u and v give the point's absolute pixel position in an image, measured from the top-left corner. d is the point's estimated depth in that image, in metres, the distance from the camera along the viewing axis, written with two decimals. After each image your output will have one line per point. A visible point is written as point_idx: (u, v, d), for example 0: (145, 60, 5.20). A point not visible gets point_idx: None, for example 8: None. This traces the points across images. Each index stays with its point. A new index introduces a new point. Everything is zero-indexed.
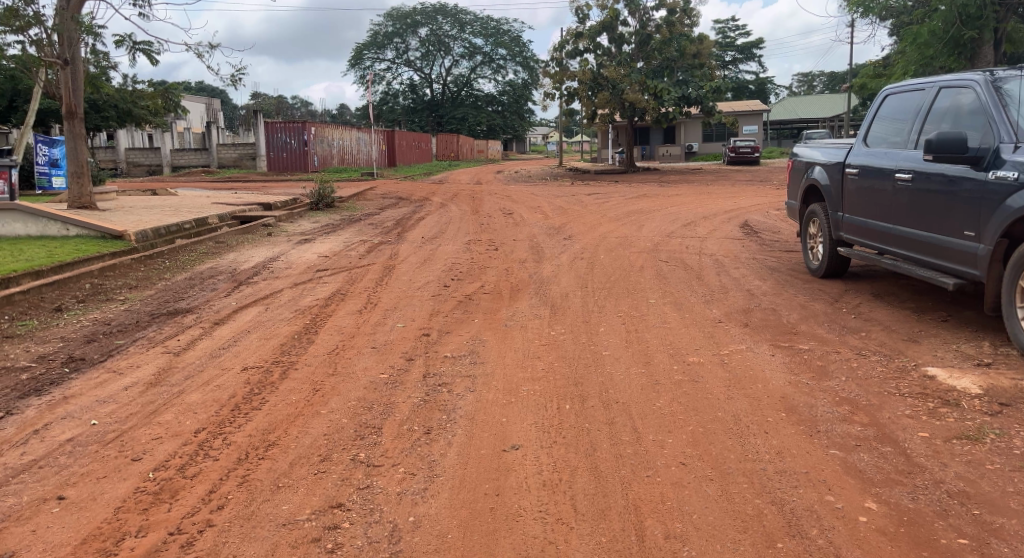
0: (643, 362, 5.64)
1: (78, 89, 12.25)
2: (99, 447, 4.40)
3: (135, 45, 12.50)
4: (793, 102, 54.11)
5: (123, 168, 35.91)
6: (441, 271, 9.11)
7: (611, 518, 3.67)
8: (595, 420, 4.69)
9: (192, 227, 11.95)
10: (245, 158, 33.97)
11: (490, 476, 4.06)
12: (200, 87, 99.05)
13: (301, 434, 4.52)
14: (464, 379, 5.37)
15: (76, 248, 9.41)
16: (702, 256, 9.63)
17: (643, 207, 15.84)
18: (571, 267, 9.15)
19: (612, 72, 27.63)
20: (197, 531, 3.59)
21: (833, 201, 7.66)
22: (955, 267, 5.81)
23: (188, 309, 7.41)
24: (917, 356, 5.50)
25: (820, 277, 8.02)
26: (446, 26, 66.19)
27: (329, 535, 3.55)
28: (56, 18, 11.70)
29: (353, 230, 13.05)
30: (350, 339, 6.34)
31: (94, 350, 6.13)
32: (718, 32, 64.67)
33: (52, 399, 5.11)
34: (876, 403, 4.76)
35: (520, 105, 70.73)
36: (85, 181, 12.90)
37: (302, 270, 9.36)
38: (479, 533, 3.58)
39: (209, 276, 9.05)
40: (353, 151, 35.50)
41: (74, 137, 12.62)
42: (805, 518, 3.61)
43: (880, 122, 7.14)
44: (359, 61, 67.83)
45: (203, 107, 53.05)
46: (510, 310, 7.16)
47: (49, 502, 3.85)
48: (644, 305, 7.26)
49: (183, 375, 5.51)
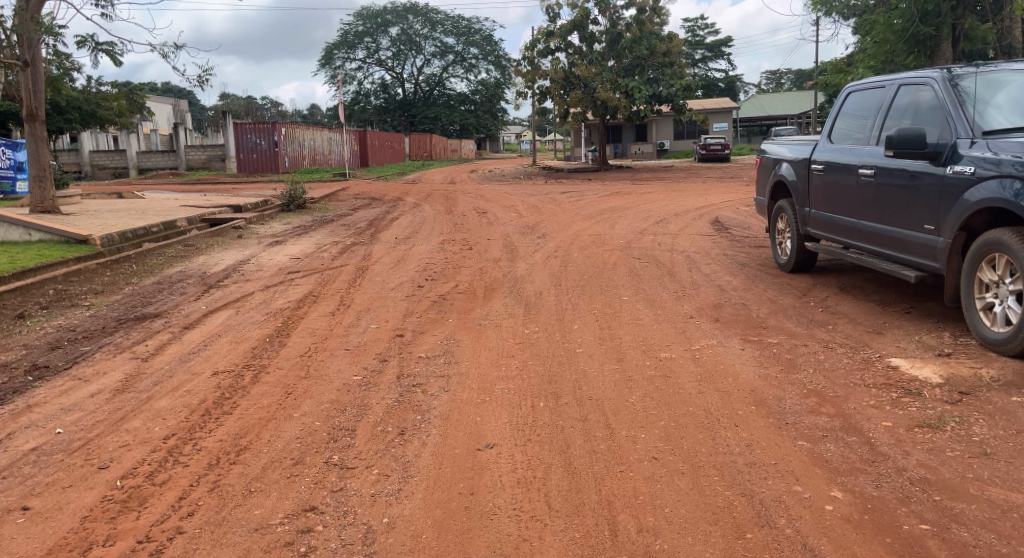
0: (615, 359, 5.68)
1: (39, 91, 12.04)
2: (64, 456, 4.33)
3: (97, 45, 12.26)
4: (762, 100, 54.72)
5: (88, 171, 35.09)
6: (415, 272, 9.06)
7: (584, 514, 3.70)
8: (568, 417, 4.71)
9: (160, 230, 11.80)
10: (215, 159, 33.59)
11: (464, 475, 4.07)
12: (167, 88, 98.29)
13: (273, 438, 4.49)
14: (438, 379, 5.37)
15: (39, 253, 9.24)
16: (674, 253, 9.70)
17: (615, 206, 15.86)
18: (544, 266, 9.16)
19: (585, 71, 27.78)
20: (168, 539, 3.56)
21: (800, 197, 7.76)
22: (916, 259, 5.92)
23: (156, 314, 7.32)
24: (881, 347, 5.60)
25: (788, 272, 8.13)
26: (417, 25, 65.91)
27: (302, 539, 3.54)
28: (16, 18, 11.40)
29: (326, 231, 13.00)
30: (323, 341, 6.30)
31: (58, 358, 6.03)
32: (688, 31, 65.09)
33: (15, 408, 5.02)
34: (842, 394, 4.84)
35: (493, 105, 70.67)
36: (48, 184, 12.69)
37: (274, 272, 9.26)
38: (454, 531, 3.60)
39: (177, 280, 8.94)
40: (323, 150, 35.12)
41: (36, 140, 12.41)
42: (773, 509, 3.67)
43: (843, 118, 7.25)
44: (330, 61, 67.26)
45: (170, 108, 52.38)
46: (485, 310, 7.16)
47: (13, 512, 3.78)
48: (617, 302, 7.29)
49: (152, 381, 5.45)
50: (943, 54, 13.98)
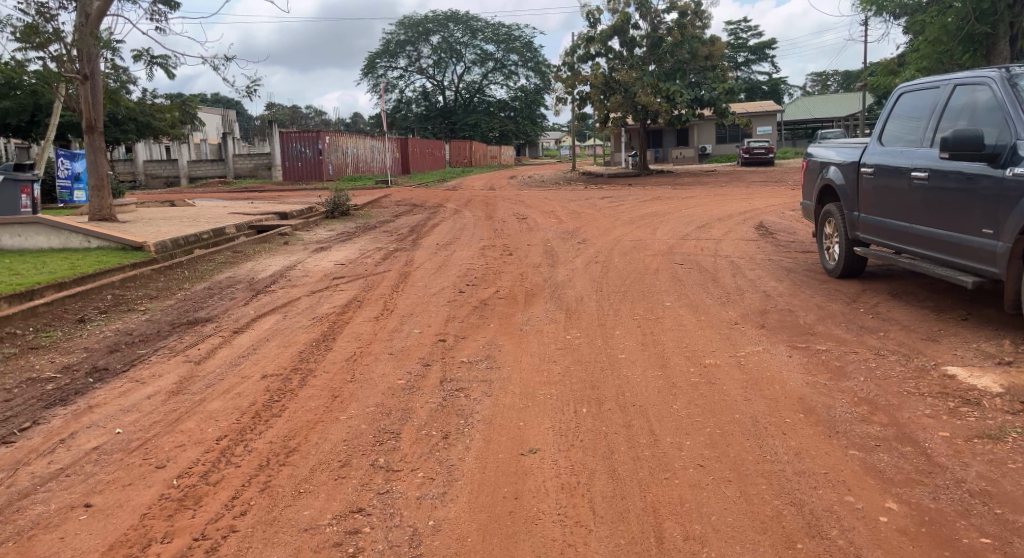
0: (659, 365, 5.64)
1: (98, 103, 12.42)
2: (124, 454, 4.46)
3: (152, 58, 12.61)
4: (808, 102, 53.86)
5: (142, 180, 36.11)
6: (457, 277, 9.12)
7: (629, 520, 3.69)
8: (611, 423, 4.70)
9: (210, 237, 12.08)
10: (262, 167, 34.29)
11: (508, 480, 4.08)
12: (217, 99, 101.42)
13: (321, 440, 4.57)
14: (481, 384, 5.40)
15: (98, 260, 9.55)
16: (717, 258, 9.61)
17: (656, 211, 15.76)
18: (585, 271, 9.16)
19: (625, 75, 27.61)
20: (222, 537, 3.64)
21: (849, 201, 7.61)
22: (974, 265, 5.77)
23: (207, 318, 7.50)
24: (936, 355, 5.47)
25: (836, 277, 7.99)
26: (457, 33, 66.42)
27: (350, 539, 3.59)
28: (76, 34, 11.75)
29: (368, 237, 13.16)
30: (368, 345, 6.39)
31: (117, 360, 6.21)
32: (731, 34, 64.39)
33: (76, 409, 5.19)
34: (895, 403, 4.74)
35: (533, 111, 70.77)
36: (106, 194, 13.08)
37: (319, 278, 9.42)
38: (499, 536, 3.61)
39: (227, 285, 9.15)
40: (366, 158, 35.52)
41: (95, 151, 12.81)
42: (824, 519, 3.61)
43: (894, 120, 7.11)
44: (372, 70, 68.11)
45: (219, 119, 53.69)
46: (526, 315, 7.17)
47: (77, 509, 3.91)
48: (660, 308, 7.25)
49: (205, 383, 5.58)
50: (1000, 53, 13.58)
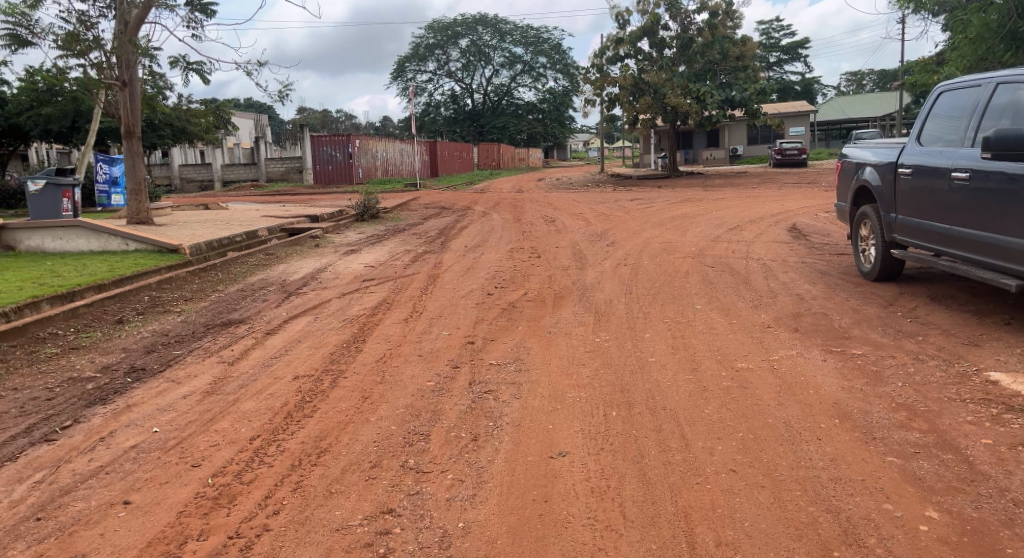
0: (690, 369, 5.58)
1: (136, 109, 12.64)
2: (161, 453, 4.52)
3: (188, 65, 12.80)
4: (842, 102, 53.08)
5: (177, 183, 36.74)
6: (485, 279, 9.13)
7: (660, 525, 3.64)
8: (641, 426, 4.65)
9: (243, 240, 12.23)
10: (293, 171, 34.69)
11: (537, 483, 4.05)
12: (250, 104, 102.97)
13: (352, 441, 4.58)
14: (509, 386, 5.39)
15: (135, 262, 9.70)
16: (749, 261, 9.50)
17: (687, 213, 15.62)
18: (615, 273, 9.10)
19: (654, 77, 27.44)
20: (255, 535, 3.66)
21: (885, 203, 7.47)
22: (1018, 268, 5.62)
23: (241, 320, 7.58)
24: (977, 360, 5.34)
25: (872, 280, 7.85)
26: (486, 36, 66.59)
27: (380, 540, 3.59)
28: (115, 41, 11.97)
29: (398, 240, 13.21)
30: (397, 347, 6.41)
31: (154, 360, 6.30)
32: (762, 33, 63.67)
33: (116, 408, 5.27)
34: (935, 409, 4.63)
35: (561, 113, 70.68)
36: (143, 197, 13.32)
37: (350, 280, 9.48)
38: (528, 538, 3.59)
39: (260, 287, 9.25)
40: (395, 161, 35.76)
41: (133, 155, 13.05)
42: (862, 527, 3.53)
43: (934, 119, 6.96)
44: (402, 74, 68.56)
45: (252, 123, 54.47)
46: (554, 318, 7.14)
47: (116, 506, 3.96)
48: (691, 311, 7.18)
49: (239, 384, 5.63)
50: None
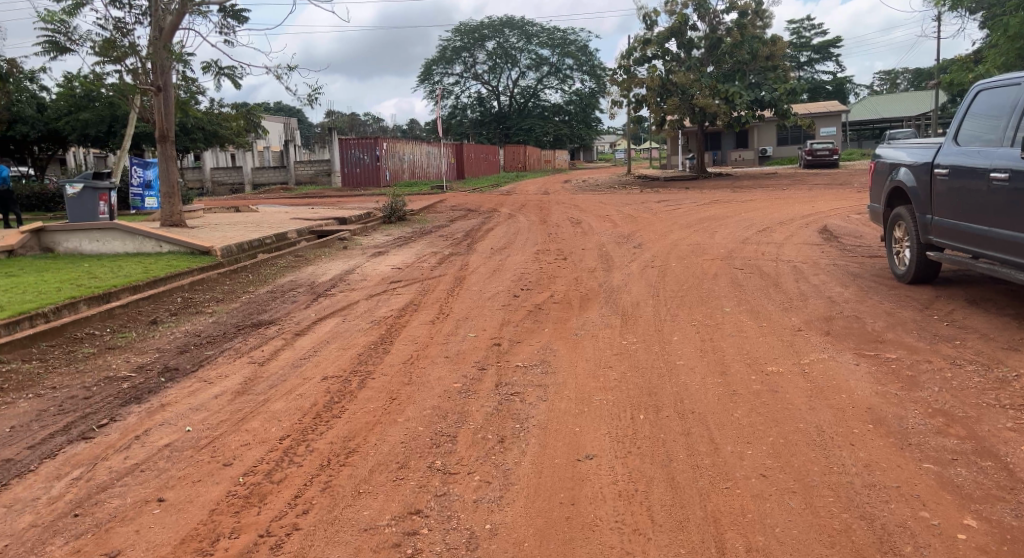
0: (719, 372, 5.51)
1: (170, 114, 12.83)
2: (194, 452, 4.57)
3: (220, 70, 12.97)
4: (875, 101, 52.28)
5: (208, 186, 37.26)
6: (511, 281, 9.12)
7: (689, 529, 3.60)
8: (669, 430, 4.60)
9: (273, 242, 12.36)
10: (321, 173, 35.00)
11: (564, 485, 4.02)
12: (280, 108, 104.25)
13: (380, 442, 4.60)
14: (536, 388, 5.36)
15: (168, 264, 9.84)
16: (779, 263, 9.37)
17: (715, 214, 15.48)
18: (642, 275, 9.04)
19: (682, 78, 27.25)
20: (285, 534, 3.68)
21: (920, 204, 7.33)
22: None
23: (271, 321, 7.65)
24: (1017, 366, 5.20)
25: (907, 283, 7.70)
26: (513, 38, 66.64)
27: (408, 541, 3.59)
28: (150, 47, 12.17)
29: (424, 242, 13.25)
30: (424, 348, 6.42)
31: (187, 360, 6.38)
32: (793, 33, 62.92)
33: (150, 407, 5.34)
34: (973, 415, 4.53)
35: (588, 114, 70.49)
36: (176, 200, 13.52)
37: (377, 282, 9.52)
38: (555, 541, 3.57)
39: (289, 288, 9.32)
40: (422, 164, 35.92)
41: (167, 159, 13.24)
42: (897, 535, 3.46)
43: (971, 119, 6.82)
44: (429, 77, 68.85)
45: (281, 127, 55.07)
46: (581, 320, 7.10)
47: (150, 503, 4.01)
48: (720, 313, 7.10)
49: (269, 384, 5.68)
50: None
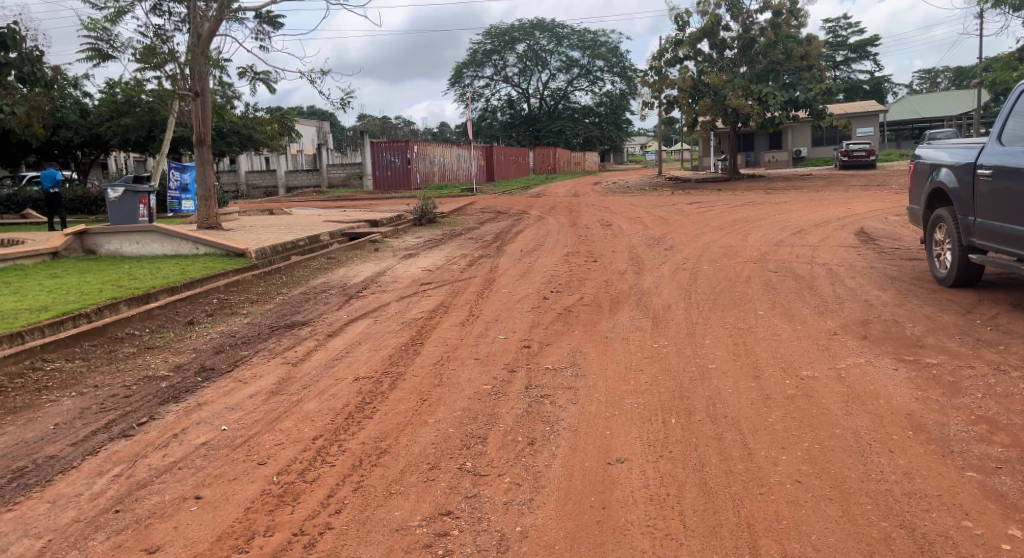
0: (753, 376, 5.43)
1: (207, 118, 13.03)
2: (229, 450, 4.62)
3: (255, 75, 13.15)
4: (912, 101, 51.33)
5: (243, 189, 37.80)
6: (542, 284, 9.09)
7: (722, 535, 3.54)
8: (702, 434, 4.54)
9: (306, 244, 12.48)
10: (353, 176, 35.30)
11: (595, 489, 3.99)
12: (312, 112, 105.40)
13: (410, 443, 4.60)
14: (566, 391, 5.33)
15: (205, 265, 9.99)
16: (814, 266, 9.22)
17: (748, 216, 15.31)
18: (673, 278, 8.96)
19: (714, 78, 27.02)
20: (318, 533, 3.70)
21: (962, 206, 7.16)
22: None
23: (304, 322, 7.71)
24: None
25: (947, 286, 7.53)
26: (544, 41, 66.63)
27: (439, 542, 3.58)
28: (189, 54, 12.37)
29: (455, 244, 13.29)
30: (455, 350, 6.42)
31: (222, 360, 6.46)
32: (828, 32, 62.02)
33: (187, 406, 5.41)
34: (1018, 423, 4.40)
35: (619, 116, 70.21)
36: (212, 203, 13.73)
37: (408, 284, 9.57)
38: (587, 545, 3.54)
39: (322, 290, 9.41)
40: (452, 167, 36.05)
41: (203, 163, 13.45)
42: (939, 544, 3.37)
43: (1016, 118, 6.64)
44: (459, 80, 69.12)
45: (314, 131, 55.66)
46: (611, 323, 7.06)
47: (188, 500, 4.06)
48: (754, 317, 7.00)
49: (302, 384, 5.72)
50: None
